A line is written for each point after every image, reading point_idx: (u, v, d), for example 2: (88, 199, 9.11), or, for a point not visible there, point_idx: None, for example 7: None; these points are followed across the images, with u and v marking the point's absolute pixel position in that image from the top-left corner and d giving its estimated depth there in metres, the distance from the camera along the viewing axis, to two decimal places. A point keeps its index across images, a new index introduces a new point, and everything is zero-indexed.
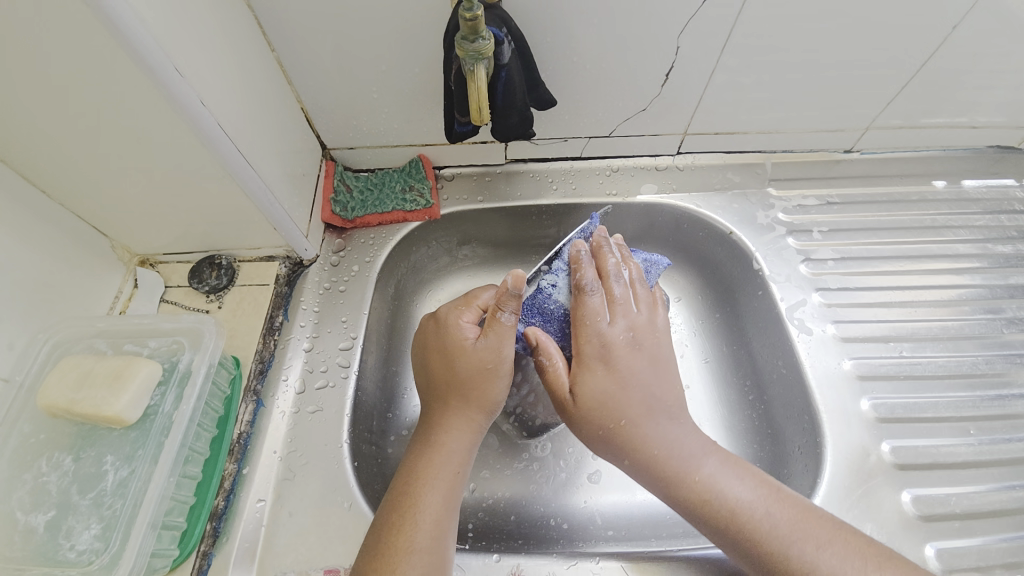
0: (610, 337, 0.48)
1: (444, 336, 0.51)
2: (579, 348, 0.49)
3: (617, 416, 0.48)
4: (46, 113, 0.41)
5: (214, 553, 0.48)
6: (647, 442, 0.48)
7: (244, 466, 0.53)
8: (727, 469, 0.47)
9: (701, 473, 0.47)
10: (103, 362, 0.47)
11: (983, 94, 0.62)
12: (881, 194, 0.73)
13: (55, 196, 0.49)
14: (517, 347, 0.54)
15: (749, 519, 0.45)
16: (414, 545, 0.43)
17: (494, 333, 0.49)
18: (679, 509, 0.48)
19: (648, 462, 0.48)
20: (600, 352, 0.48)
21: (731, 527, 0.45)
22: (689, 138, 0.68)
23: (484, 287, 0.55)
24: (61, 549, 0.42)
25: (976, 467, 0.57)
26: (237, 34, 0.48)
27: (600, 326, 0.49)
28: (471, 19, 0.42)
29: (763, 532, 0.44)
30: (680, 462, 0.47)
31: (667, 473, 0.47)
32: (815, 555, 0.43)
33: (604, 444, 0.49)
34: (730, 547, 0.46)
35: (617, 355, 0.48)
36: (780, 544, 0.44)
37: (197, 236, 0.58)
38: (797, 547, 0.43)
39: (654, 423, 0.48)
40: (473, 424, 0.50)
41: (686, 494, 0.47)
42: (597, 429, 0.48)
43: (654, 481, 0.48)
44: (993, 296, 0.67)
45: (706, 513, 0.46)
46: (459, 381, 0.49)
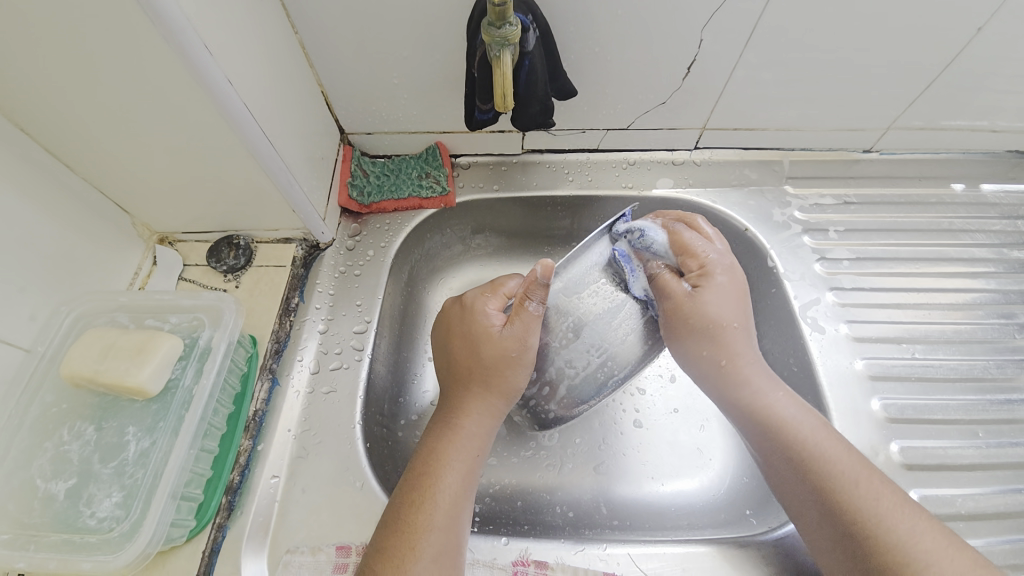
0: (721, 254, 0.51)
1: (469, 324, 0.52)
2: (699, 263, 0.51)
3: (728, 320, 0.50)
4: (73, 84, 0.41)
5: (228, 525, 0.49)
6: (742, 354, 0.51)
7: (259, 443, 0.53)
8: (798, 400, 0.51)
9: (779, 393, 0.50)
10: (126, 335, 0.47)
11: (1007, 98, 0.61)
12: (897, 196, 0.72)
13: (78, 171, 0.50)
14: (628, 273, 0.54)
15: (821, 440, 0.47)
16: (432, 523, 0.44)
17: (521, 323, 0.50)
18: (756, 421, 0.50)
19: (734, 369, 0.51)
20: (724, 266, 0.51)
21: (805, 446, 0.47)
22: (707, 133, 0.68)
23: (510, 275, 0.55)
24: (82, 516, 0.43)
25: (983, 469, 0.58)
26: (262, 15, 0.48)
27: (710, 245, 0.52)
28: (499, 5, 0.42)
29: (832, 456, 0.46)
30: (762, 378, 0.51)
31: (750, 383, 0.50)
32: (877, 490, 0.45)
33: (699, 344, 0.51)
34: (794, 469, 0.47)
35: (737, 272, 0.52)
36: (847, 468, 0.46)
37: (218, 216, 0.58)
38: (864, 483, 0.45)
39: (752, 344, 0.52)
40: (494, 412, 0.51)
41: (762, 404, 0.50)
42: (704, 326, 0.50)
43: (739, 391, 0.51)
44: (1007, 301, 0.67)
45: (779, 424, 0.49)
46: (483, 367, 0.50)
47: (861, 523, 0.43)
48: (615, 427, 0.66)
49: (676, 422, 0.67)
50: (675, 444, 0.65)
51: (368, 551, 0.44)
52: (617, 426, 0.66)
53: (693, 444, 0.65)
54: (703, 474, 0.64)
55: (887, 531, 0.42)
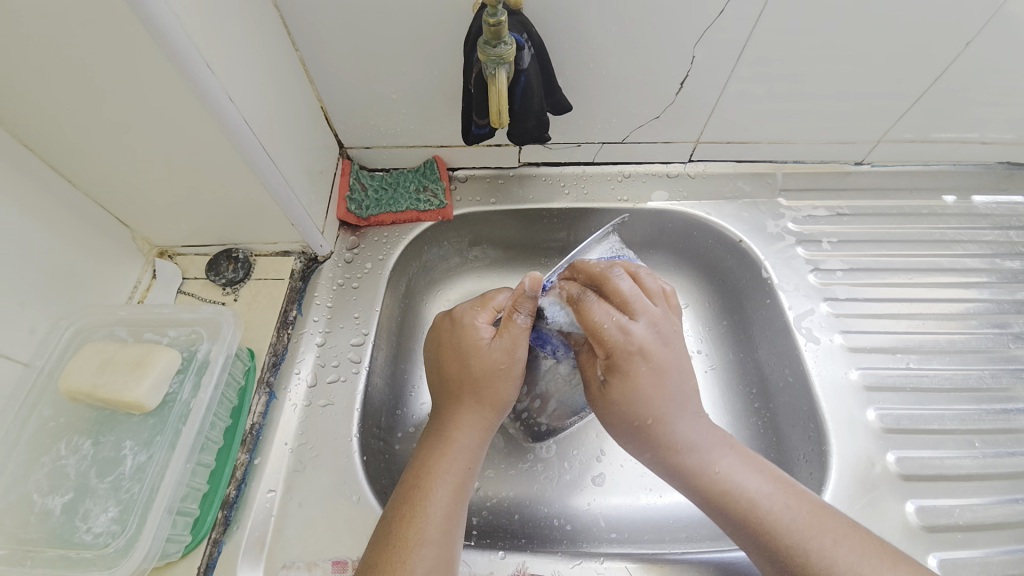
0: (625, 332, 0.46)
1: (459, 337, 0.52)
2: (607, 353, 0.47)
3: (649, 412, 0.47)
4: (76, 101, 0.42)
5: (224, 541, 0.49)
6: (675, 439, 0.48)
7: (256, 457, 0.53)
8: (746, 460, 0.48)
9: (720, 464, 0.47)
10: (125, 349, 0.48)
11: (995, 110, 0.62)
12: (890, 207, 0.73)
13: (79, 185, 0.50)
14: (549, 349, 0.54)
15: (769, 510, 0.45)
16: (423, 537, 0.44)
17: (509, 335, 0.50)
18: (701, 501, 0.48)
19: (668, 456, 0.48)
20: (635, 350, 0.46)
21: (752, 520, 0.45)
22: (701, 146, 0.69)
23: (500, 289, 0.56)
24: (77, 531, 0.43)
25: (981, 480, 0.58)
26: (264, 34, 0.49)
27: (613, 321, 0.47)
28: (494, 25, 0.44)
29: (784, 524, 0.44)
30: (700, 456, 0.48)
31: (688, 465, 0.48)
32: (833, 551, 0.43)
33: (629, 438, 0.49)
34: (748, 539, 0.46)
35: (651, 351, 0.47)
36: (799, 536, 0.44)
37: (217, 229, 0.59)
38: (818, 547, 0.43)
39: (682, 420, 0.48)
40: (484, 425, 0.51)
41: (703, 484, 0.47)
42: (627, 421, 0.48)
43: (676, 476, 0.48)
44: (1001, 311, 0.67)
45: (724, 503, 0.46)
46: (474, 379, 0.50)
47: None
48: (612, 438, 0.66)
49: None
50: None
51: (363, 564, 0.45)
52: (614, 437, 0.66)
53: None
54: None
55: None
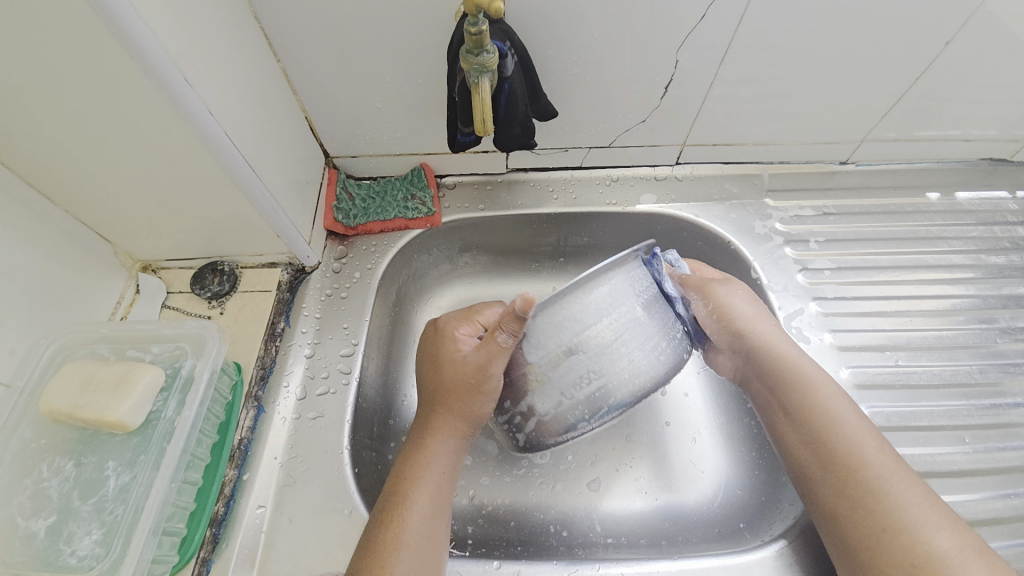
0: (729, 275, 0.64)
1: (437, 347, 0.52)
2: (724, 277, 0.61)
3: (762, 311, 0.58)
4: (52, 117, 0.41)
5: (213, 559, 0.48)
6: (782, 333, 0.57)
7: (245, 472, 0.53)
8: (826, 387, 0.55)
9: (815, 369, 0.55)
10: (107, 367, 0.47)
11: (976, 107, 0.63)
12: (875, 206, 0.74)
13: (59, 202, 0.50)
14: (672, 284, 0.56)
15: (854, 410, 0.51)
16: (401, 542, 0.44)
17: (485, 350, 0.48)
18: (798, 387, 0.52)
19: (778, 342, 0.55)
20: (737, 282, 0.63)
21: (840, 413, 0.50)
22: (687, 149, 0.69)
23: (489, 303, 0.55)
24: (62, 555, 0.42)
25: (972, 475, 0.58)
26: (245, 45, 0.49)
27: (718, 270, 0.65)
28: (476, 34, 0.43)
29: (865, 425, 0.50)
30: (803, 355, 0.55)
31: (792, 354, 0.54)
32: (898, 462, 0.48)
33: (745, 320, 0.56)
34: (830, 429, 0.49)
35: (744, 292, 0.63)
36: (875, 435, 0.49)
37: (201, 243, 0.58)
38: (889, 451, 0.48)
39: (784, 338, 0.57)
40: (463, 436, 0.51)
41: (792, 369, 0.53)
42: (745, 306, 0.57)
43: (778, 359, 0.54)
44: (987, 306, 0.68)
45: (818, 391, 0.52)
46: (446, 390, 0.50)
47: (889, 480, 0.46)
48: (607, 442, 0.66)
49: (668, 436, 0.67)
50: (668, 458, 0.65)
51: (358, 549, 0.45)
52: (609, 441, 0.66)
53: (686, 458, 0.65)
54: (696, 488, 0.63)
55: (911, 492, 0.45)
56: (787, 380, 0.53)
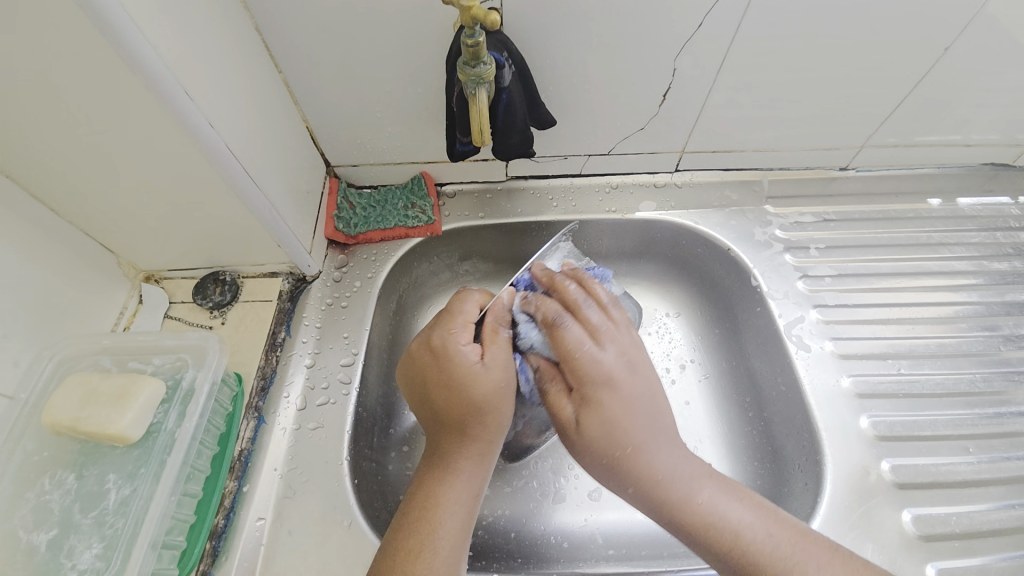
0: (616, 358, 0.47)
1: (444, 363, 0.49)
2: (579, 381, 0.47)
3: (625, 444, 0.45)
4: (55, 133, 0.42)
5: (213, 572, 0.48)
6: (654, 471, 0.46)
7: (245, 484, 0.53)
8: (726, 486, 0.47)
9: (702, 493, 0.46)
10: (108, 380, 0.47)
11: (977, 113, 0.62)
12: (876, 212, 0.73)
13: (62, 215, 0.50)
14: (523, 382, 0.53)
15: (751, 541, 0.44)
16: (431, 575, 0.43)
17: (497, 354, 0.50)
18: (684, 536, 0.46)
19: (655, 490, 0.46)
20: (603, 378, 0.46)
21: (736, 553, 0.44)
22: (687, 156, 0.69)
23: (469, 300, 0.54)
24: (62, 568, 0.42)
25: (976, 485, 0.57)
26: (246, 57, 0.49)
27: (602, 348, 0.47)
28: (472, 45, 0.44)
29: (767, 555, 0.44)
30: (681, 485, 0.46)
31: (671, 500, 0.46)
32: (814, 573, 0.43)
33: (608, 476, 0.47)
34: (730, 570, 0.45)
35: (620, 379, 0.46)
36: (779, 566, 0.43)
37: (203, 253, 0.59)
38: (799, 568, 0.43)
39: (661, 452, 0.46)
40: (482, 454, 0.48)
41: (677, 517, 0.46)
42: (602, 454, 0.46)
43: (659, 509, 0.47)
44: (990, 313, 0.67)
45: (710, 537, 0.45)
46: (471, 407, 0.48)
47: None
48: None
49: None
50: None
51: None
52: None
53: None
54: None
55: None
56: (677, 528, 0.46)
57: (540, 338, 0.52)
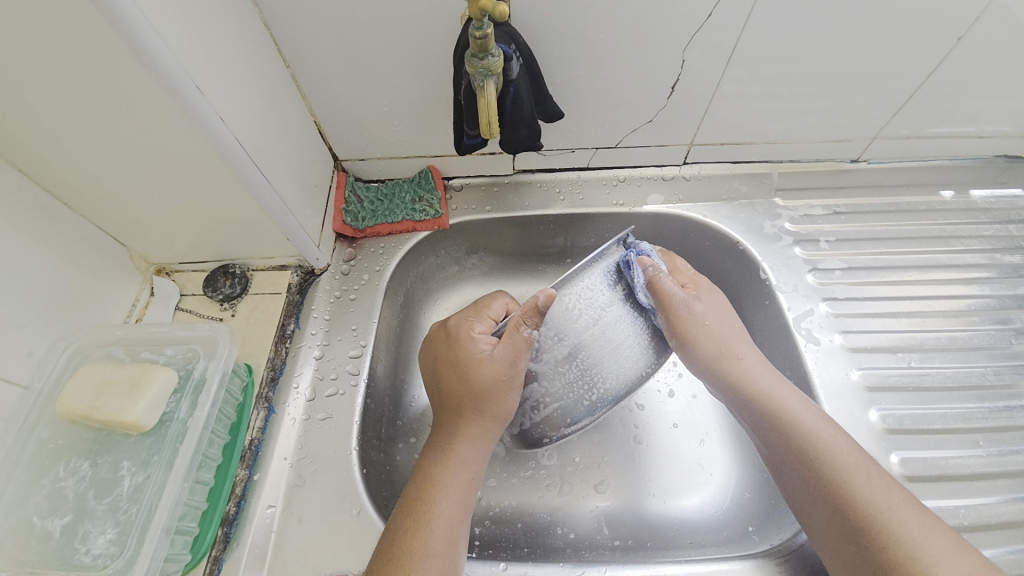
0: (707, 282, 0.61)
1: (455, 350, 0.53)
2: (688, 283, 0.60)
3: (725, 329, 0.58)
4: (69, 126, 0.42)
5: (224, 558, 0.49)
6: (747, 358, 0.56)
7: (255, 472, 0.53)
8: (812, 404, 0.53)
9: (792, 396, 0.53)
10: (121, 369, 0.48)
11: (991, 103, 0.61)
12: (887, 204, 0.73)
13: (75, 208, 0.51)
14: (637, 277, 0.57)
15: (829, 437, 0.50)
16: (427, 550, 0.44)
17: (511, 343, 0.52)
18: (765, 423, 0.52)
19: (746, 372, 0.55)
20: (706, 284, 0.61)
21: (811, 444, 0.49)
22: (695, 148, 0.69)
23: (494, 298, 0.59)
24: (77, 553, 0.43)
25: (985, 479, 0.57)
26: (255, 51, 0.50)
27: (694, 271, 0.62)
28: (481, 38, 0.44)
29: (840, 451, 0.49)
30: (769, 383, 0.54)
31: (759, 385, 0.54)
32: (884, 487, 0.46)
33: (708, 353, 0.57)
34: (800, 460, 0.50)
35: (716, 293, 0.62)
36: (851, 461, 0.48)
37: (214, 246, 0.59)
38: (870, 478, 0.47)
39: (751, 352, 0.57)
40: (479, 438, 0.51)
41: (765, 403, 0.53)
42: (710, 330, 0.57)
43: (748, 392, 0.54)
44: (1002, 307, 0.66)
45: (789, 424, 0.51)
46: (473, 392, 0.51)
47: (869, 510, 0.45)
48: (613, 443, 0.66)
49: (676, 438, 0.66)
50: (675, 460, 0.65)
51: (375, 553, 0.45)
52: (616, 442, 0.66)
53: (694, 459, 0.65)
54: (705, 490, 0.63)
55: (896, 522, 0.44)
56: (765, 416, 0.53)
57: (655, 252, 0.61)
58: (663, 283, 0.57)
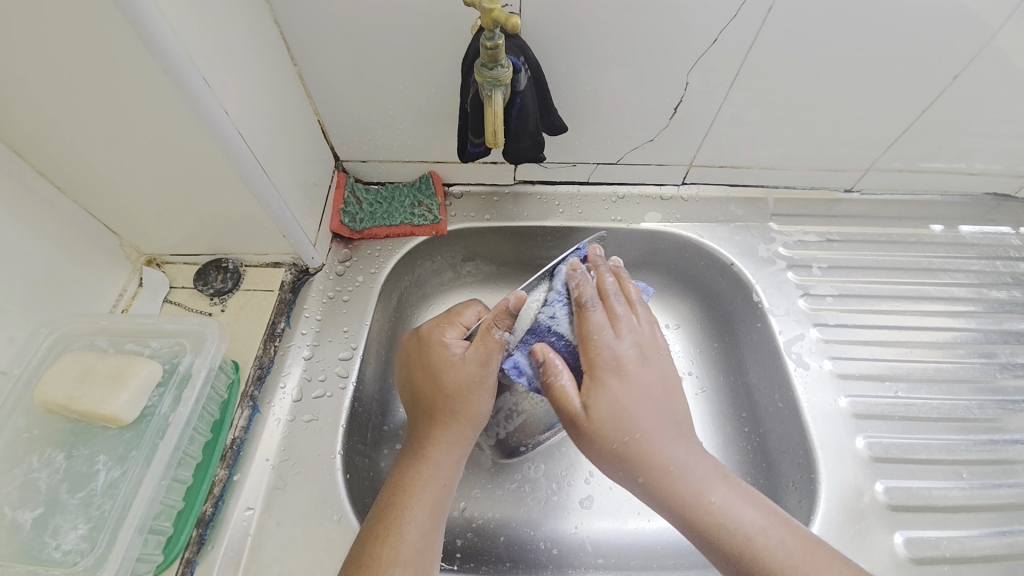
0: (623, 347, 0.47)
1: (427, 355, 0.53)
2: (590, 362, 0.47)
3: (635, 429, 0.45)
4: (68, 110, 0.42)
5: (197, 561, 0.48)
6: (662, 458, 0.46)
7: (235, 473, 0.52)
8: (742, 493, 0.46)
9: (715, 492, 0.46)
10: (105, 360, 0.47)
11: (982, 142, 0.63)
12: (878, 234, 0.74)
13: (69, 194, 0.50)
14: (522, 381, 0.49)
15: (762, 548, 0.44)
16: (397, 558, 0.44)
17: (483, 346, 0.50)
18: (693, 535, 0.46)
19: (661, 481, 0.46)
20: (612, 362, 0.47)
21: (745, 555, 0.44)
22: (694, 169, 0.70)
23: (467, 305, 0.57)
24: (47, 548, 0.41)
25: (968, 511, 0.57)
26: (263, 47, 0.50)
27: (614, 338, 0.48)
28: (491, 48, 0.44)
29: (776, 563, 0.43)
30: (691, 484, 0.46)
31: (681, 494, 0.46)
32: None
33: (618, 466, 0.46)
34: (734, 573, 0.45)
35: (631, 364, 0.47)
36: (790, 575, 0.43)
37: (207, 239, 0.58)
38: (809, 575, 0.43)
39: (670, 440, 0.46)
40: (455, 442, 0.50)
41: (691, 514, 0.45)
42: (610, 439, 0.46)
43: (672, 504, 0.46)
44: (988, 341, 0.68)
45: (718, 539, 0.45)
46: (446, 395, 0.50)
47: None
48: None
49: None
50: None
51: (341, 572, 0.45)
52: None
53: None
54: None
55: None
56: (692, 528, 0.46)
57: (563, 314, 0.50)
58: (551, 386, 0.47)
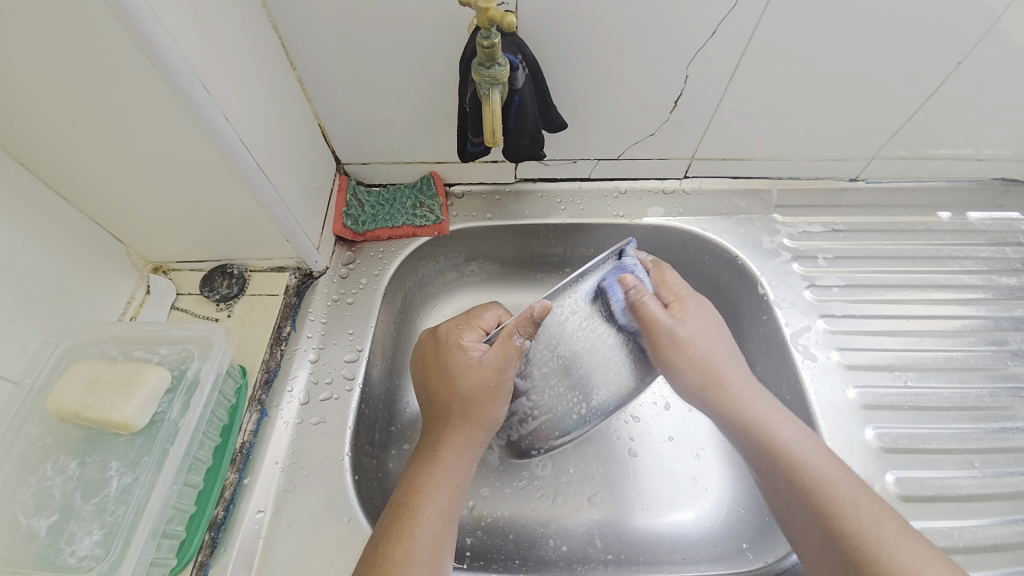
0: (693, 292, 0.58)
1: (445, 358, 0.53)
2: (672, 297, 0.57)
3: (708, 348, 0.56)
4: (72, 121, 0.42)
5: (210, 563, 0.48)
6: (728, 375, 0.55)
7: (245, 476, 0.52)
8: (796, 422, 0.52)
9: (776, 415, 0.52)
10: (114, 368, 0.47)
11: (989, 127, 0.62)
12: (884, 223, 0.73)
13: (74, 203, 0.51)
14: (614, 304, 0.55)
15: (809, 459, 0.49)
16: (411, 558, 0.44)
17: (501, 350, 0.51)
18: (749, 446, 0.52)
19: (728, 392, 0.54)
20: (691, 299, 0.57)
21: (795, 467, 0.48)
22: (696, 163, 0.69)
23: (486, 308, 0.57)
24: (62, 554, 0.42)
25: (980, 500, 0.57)
26: (262, 52, 0.50)
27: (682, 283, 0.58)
28: (488, 47, 0.44)
29: (821, 476, 0.47)
30: (751, 403, 0.53)
31: (742, 409, 0.53)
32: (865, 507, 0.46)
33: (692, 377, 0.55)
34: (782, 483, 0.49)
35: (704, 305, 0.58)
36: (834, 485, 0.47)
37: (212, 246, 0.59)
38: (851, 497, 0.46)
39: (735, 366, 0.56)
40: (469, 445, 0.51)
41: (750, 425, 0.52)
42: (695, 354, 0.55)
43: (733, 417, 0.53)
44: (998, 328, 0.67)
45: (772, 449, 0.50)
46: (462, 399, 0.51)
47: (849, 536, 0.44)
48: (608, 456, 0.66)
49: (671, 452, 0.66)
50: (670, 474, 0.65)
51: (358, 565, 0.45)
52: (611, 455, 0.66)
53: (689, 474, 0.65)
54: (700, 505, 0.63)
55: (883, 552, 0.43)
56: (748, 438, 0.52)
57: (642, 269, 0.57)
58: (641, 305, 0.55)
